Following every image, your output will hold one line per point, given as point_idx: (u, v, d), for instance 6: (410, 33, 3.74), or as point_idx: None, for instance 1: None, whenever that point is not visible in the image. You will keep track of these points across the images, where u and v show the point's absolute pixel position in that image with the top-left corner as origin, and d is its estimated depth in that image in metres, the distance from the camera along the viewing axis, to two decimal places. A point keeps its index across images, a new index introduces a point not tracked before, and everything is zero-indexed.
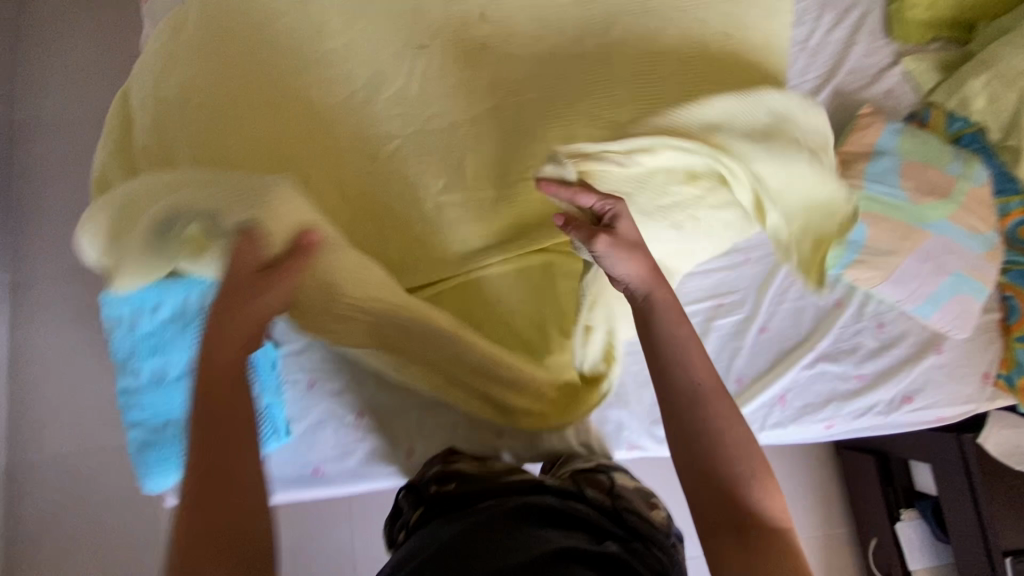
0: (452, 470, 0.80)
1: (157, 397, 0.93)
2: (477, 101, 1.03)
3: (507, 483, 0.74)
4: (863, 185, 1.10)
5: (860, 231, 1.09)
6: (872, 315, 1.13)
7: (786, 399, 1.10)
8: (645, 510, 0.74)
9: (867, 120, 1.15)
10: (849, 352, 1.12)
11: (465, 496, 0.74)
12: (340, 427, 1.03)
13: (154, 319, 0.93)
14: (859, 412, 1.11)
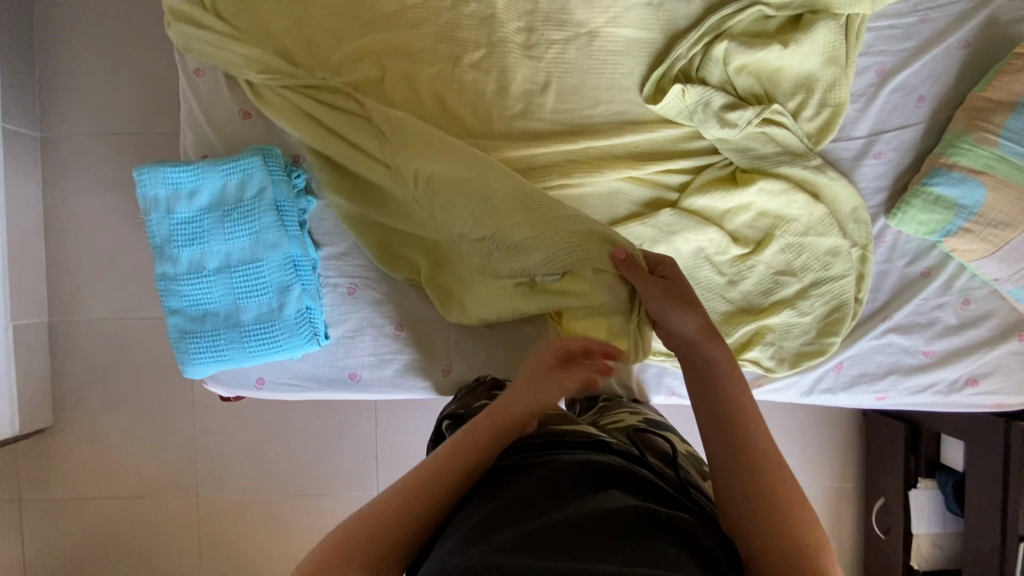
0: None
1: (195, 288, 0.89)
2: (565, 30, 0.99)
3: (566, 431, 0.70)
4: (996, 141, 0.94)
5: (977, 195, 0.95)
6: (959, 290, 1.03)
7: (842, 366, 1.04)
8: (701, 480, 0.73)
9: (1022, 62, 0.95)
10: (924, 326, 1.04)
11: (522, 436, 0.70)
12: (378, 335, 1.00)
13: (192, 206, 0.88)
14: (916, 388, 1.05)
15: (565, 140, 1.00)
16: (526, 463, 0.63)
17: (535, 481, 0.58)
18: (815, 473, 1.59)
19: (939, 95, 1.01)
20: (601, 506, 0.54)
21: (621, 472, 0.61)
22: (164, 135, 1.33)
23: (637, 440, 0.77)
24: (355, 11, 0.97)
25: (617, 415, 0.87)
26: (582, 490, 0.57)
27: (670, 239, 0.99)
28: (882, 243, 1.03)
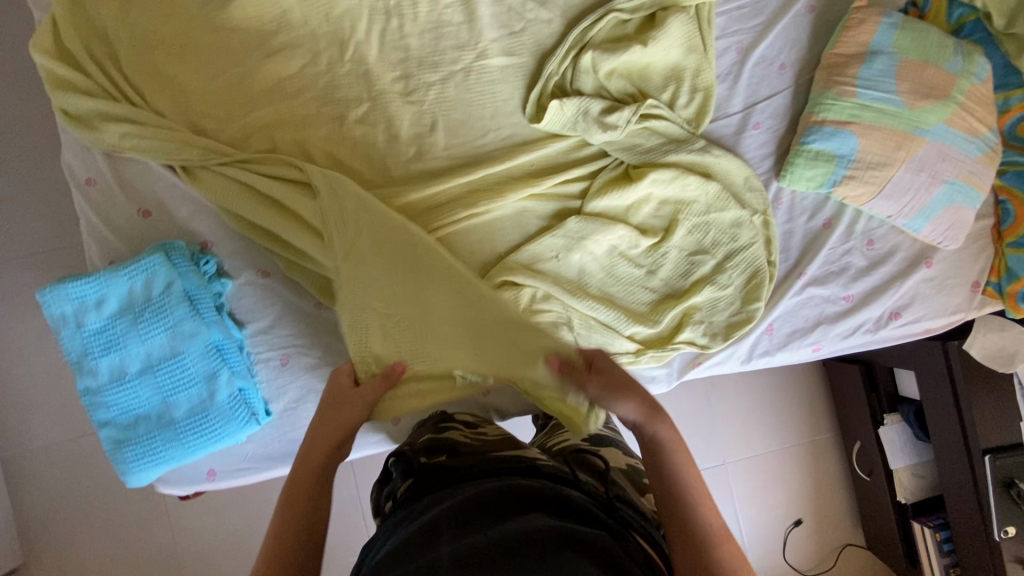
0: (448, 441, 0.78)
1: (121, 395, 0.88)
2: (439, 70, 1.03)
3: (502, 458, 0.72)
4: (854, 92, 1.00)
5: (851, 144, 1.01)
6: (861, 232, 1.08)
7: (773, 328, 1.08)
8: (635, 495, 0.76)
9: (861, 15, 1.02)
10: (838, 274, 1.08)
11: (459, 466, 0.71)
12: (320, 400, 1.00)
13: (102, 314, 0.87)
14: (846, 332, 1.09)
15: (462, 172, 1.03)
16: (459, 491, 0.64)
17: (467, 510, 0.59)
18: (790, 429, 1.64)
19: (798, 59, 1.08)
20: (521, 527, 0.55)
21: (547, 496, 0.62)
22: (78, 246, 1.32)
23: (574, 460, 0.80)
24: (234, 92, 1.00)
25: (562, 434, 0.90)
26: (516, 514, 0.58)
27: (580, 244, 1.03)
28: (781, 205, 1.08)
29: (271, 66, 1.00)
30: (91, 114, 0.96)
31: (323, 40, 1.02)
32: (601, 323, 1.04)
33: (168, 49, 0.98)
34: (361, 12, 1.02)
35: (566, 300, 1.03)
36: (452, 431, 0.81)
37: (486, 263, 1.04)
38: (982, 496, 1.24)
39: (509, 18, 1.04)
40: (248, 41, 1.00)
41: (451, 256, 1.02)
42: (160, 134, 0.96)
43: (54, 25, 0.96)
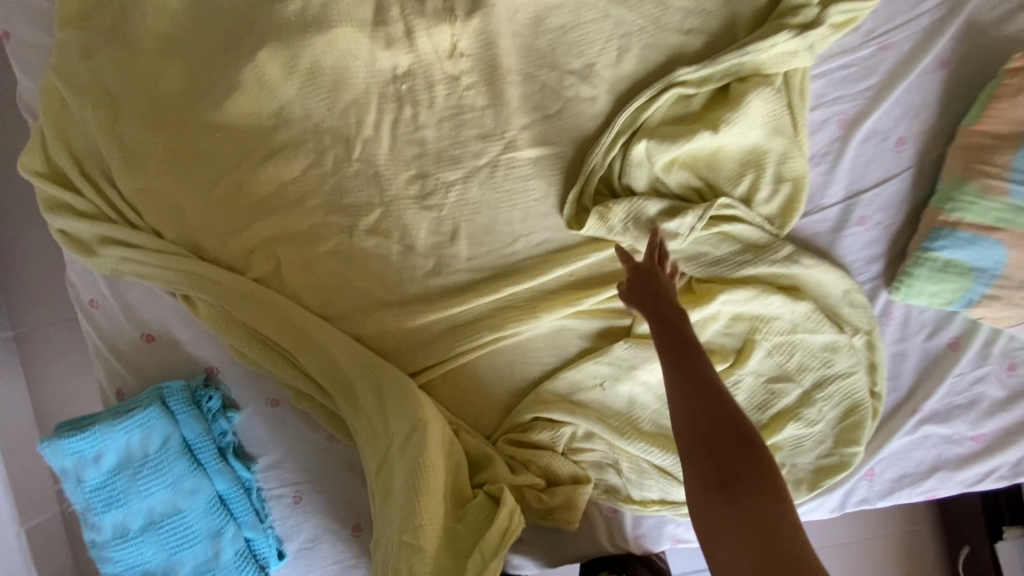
0: None
1: (125, 552, 0.82)
2: (460, 166, 0.87)
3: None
4: (1007, 186, 0.75)
5: (996, 255, 0.76)
6: (1001, 355, 0.84)
7: (875, 472, 0.87)
8: None
9: (1021, 78, 0.75)
10: (966, 407, 0.85)
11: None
12: (337, 541, 0.91)
13: (100, 469, 0.81)
14: (973, 479, 0.86)
15: (489, 285, 0.87)
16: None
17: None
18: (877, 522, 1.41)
19: (923, 132, 0.82)
20: None
21: None
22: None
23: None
24: (230, 203, 0.88)
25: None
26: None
27: (631, 373, 0.86)
28: (890, 320, 0.85)
29: (269, 173, 0.87)
30: (87, 237, 0.88)
31: (327, 136, 0.87)
32: (654, 467, 0.86)
33: (158, 158, 0.87)
34: (369, 102, 0.87)
35: (611, 439, 0.86)
36: None
37: (518, 391, 0.89)
38: None
39: (543, 98, 0.86)
40: (243, 143, 0.87)
41: (476, 385, 0.89)
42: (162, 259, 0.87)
43: (44, 140, 0.88)
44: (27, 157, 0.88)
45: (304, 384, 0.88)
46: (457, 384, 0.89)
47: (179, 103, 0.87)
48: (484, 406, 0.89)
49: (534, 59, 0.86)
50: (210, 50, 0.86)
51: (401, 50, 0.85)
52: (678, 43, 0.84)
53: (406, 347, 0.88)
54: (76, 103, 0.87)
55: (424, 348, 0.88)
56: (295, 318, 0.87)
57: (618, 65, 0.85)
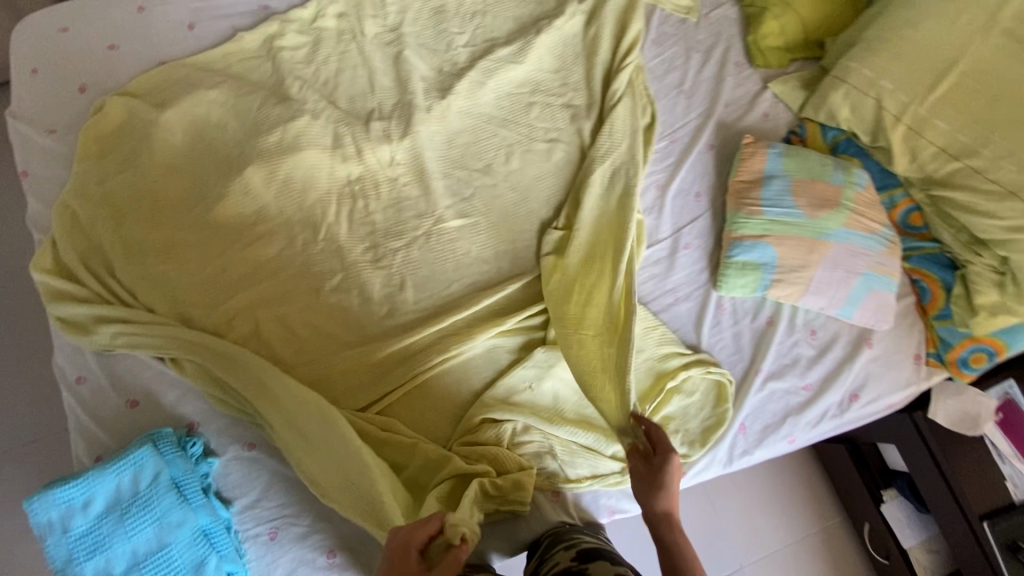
0: None
1: None
2: (402, 236, 1.17)
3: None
4: (761, 210, 1.16)
5: (770, 253, 1.15)
6: (803, 325, 1.19)
7: (745, 426, 1.13)
8: None
9: (752, 148, 1.22)
10: (792, 365, 1.17)
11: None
12: (312, 571, 0.98)
13: (88, 515, 0.89)
14: (815, 419, 1.15)
15: (432, 320, 1.12)
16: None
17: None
18: (796, 519, 1.61)
19: (709, 187, 1.25)
20: None
21: None
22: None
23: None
24: (216, 279, 1.10)
25: (555, 558, 0.87)
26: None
27: (551, 372, 1.11)
28: (724, 310, 1.19)
29: (248, 254, 1.11)
30: (83, 320, 1.04)
31: (297, 225, 1.14)
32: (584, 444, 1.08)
33: (158, 252, 1.09)
34: (330, 199, 1.17)
35: (544, 428, 1.07)
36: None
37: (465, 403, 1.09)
38: (996, 566, 1.21)
39: (459, 185, 1.22)
40: (229, 235, 1.12)
41: (428, 403, 1.08)
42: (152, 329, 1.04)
43: (55, 246, 1.09)
44: (38, 260, 1.07)
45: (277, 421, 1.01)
46: (413, 406, 1.07)
47: (179, 211, 1.12)
48: (438, 420, 1.07)
49: (450, 162, 1.23)
50: (206, 173, 1.15)
51: (353, 162, 1.19)
52: (546, 145, 1.26)
53: (369, 378, 1.07)
54: (90, 216, 1.10)
55: (384, 378, 1.07)
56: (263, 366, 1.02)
57: (507, 161, 1.24)
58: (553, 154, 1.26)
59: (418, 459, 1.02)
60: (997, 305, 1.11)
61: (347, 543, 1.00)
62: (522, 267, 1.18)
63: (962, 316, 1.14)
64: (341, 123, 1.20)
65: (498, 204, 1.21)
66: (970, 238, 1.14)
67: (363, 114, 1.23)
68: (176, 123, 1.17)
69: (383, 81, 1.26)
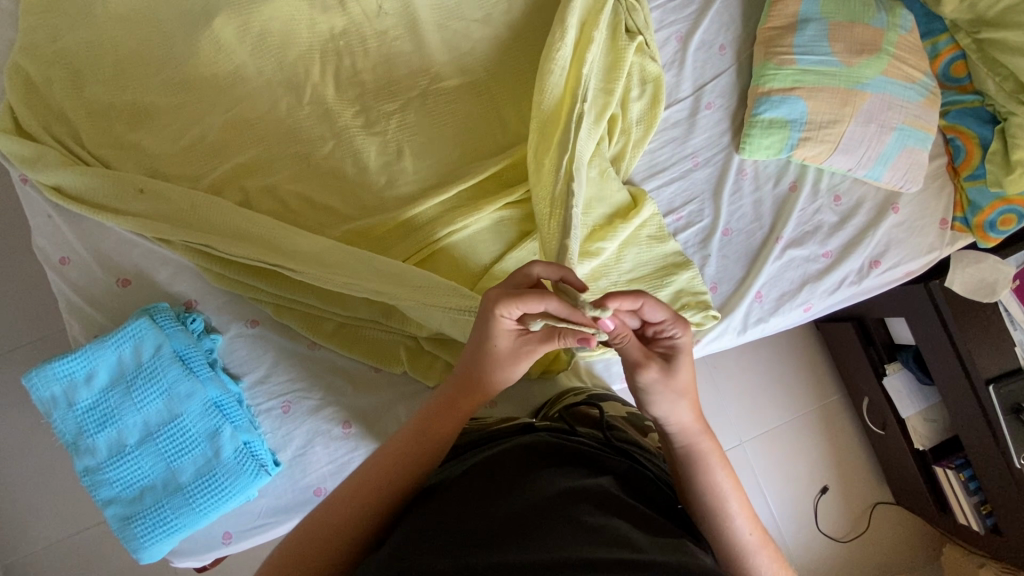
0: None
1: (122, 468, 0.87)
2: (396, 96, 1.06)
3: (496, 431, 0.78)
4: (793, 59, 1.06)
5: (800, 107, 1.06)
6: (827, 190, 1.12)
7: (762, 294, 1.09)
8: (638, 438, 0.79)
9: None
10: (814, 232, 1.11)
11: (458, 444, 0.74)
12: (328, 442, 0.97)
13: (92, 389, 0.87)
14: (833, 287, 1.11)
15: (435, 188, 1.04)
16: (481, 453, 0.68)
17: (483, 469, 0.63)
18: (796, 398, 1.64)
19: (735, 38, 1.13)
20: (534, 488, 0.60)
21: (544, 463, 0.64)
22: (42, 336, 1.23)
23: (570, 419, 0.81)
24: (196, 146, 1.00)
25: (565, 403, 0.87)
26: (531, 472, 0.62)
27: None
28: (746, 175, 1.10)
29: (227, 119, 1.01)
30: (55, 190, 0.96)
31: (279, 87, 1.03)
32: None
33: (127, 118, 1.00)
34: (313, 56, 1.05)
35: None
36: None
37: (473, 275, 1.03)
38: (995, 426, 1.25)
39: (456, 39, 1.10)
40: (205, 98, 1.01)
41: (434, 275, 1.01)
42: (140, 199, 0.96)
43: (11, 110, 0.98)
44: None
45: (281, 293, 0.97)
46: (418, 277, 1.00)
47: (145, 71, 1.01)
48: None
49: (445, 13, 1.10)
50: (170, 25, 1.02)
51: (336, 13, 1.06)
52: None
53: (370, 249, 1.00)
54: (44, 80, 0.98)
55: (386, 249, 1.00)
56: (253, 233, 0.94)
57: (508, 15, 1.13)
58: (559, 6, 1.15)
59: (427, 330, 0.97)
60: None
61: (358, 416, 0.98)
62: (529, 132, 1.08)
63: (996, 174, 1.08)
64: None
65: (500, 63, 1.11)
66: (1015, 87, 1.06)
67: None
68: None
69: None
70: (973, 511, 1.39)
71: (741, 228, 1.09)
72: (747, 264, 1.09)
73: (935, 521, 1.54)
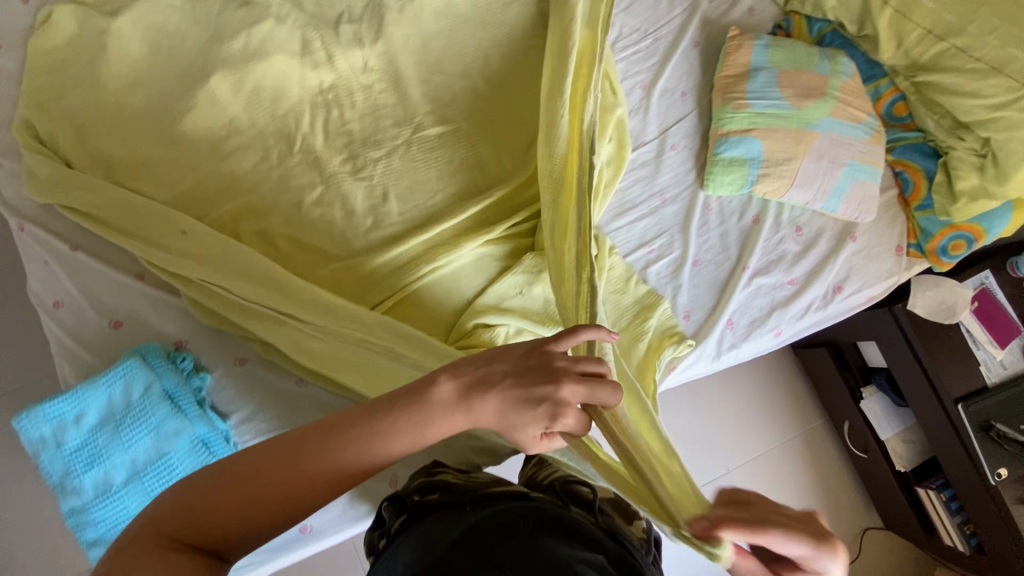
0: (439, 481, 0.82)
1: (107, 509, 0.87)
2: (381, 144, 1.13)
3: (494, 492, 0.76)
4: (748, 103, 1.15)
5: (756, 147, 1.14)
6: (788, 221, 1.19)
7: (733, 321, 1.14)
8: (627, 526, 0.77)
9: (737, 41, 1.19)
10: (779, 261, 1.17)
11: (456, 502, 0.76)
12: None
13: (81, 429, 0.89)
14: (800, 313, 1.16)
15: (418, 227, 1.09)
16: (479, 515, 0.69)
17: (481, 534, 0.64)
18: (780, 424, 1.67)
19: (695, 86, 1.23)
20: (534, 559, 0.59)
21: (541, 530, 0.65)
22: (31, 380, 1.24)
23: (566, 495, 0.78)
24: (191, 194, 1.06)
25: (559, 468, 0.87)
26: (530, 542, 0.62)
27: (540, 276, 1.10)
28: (711, 209, 1.18)
29: (220, 167, 1.07)
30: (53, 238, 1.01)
31: (271, 137, 1.10)
32: None
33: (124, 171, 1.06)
34: (303, 108, 1.12)
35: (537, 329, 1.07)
36: (446, 474, 0.85)
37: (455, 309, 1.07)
38: (967, 444, 1.28)
39: (437, 90, 1.18)
40: (200, 149, 1.07)
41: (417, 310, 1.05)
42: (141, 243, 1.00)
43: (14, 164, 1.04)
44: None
45: (268, 330, 1.00)
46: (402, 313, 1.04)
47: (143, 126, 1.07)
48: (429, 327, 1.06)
49: (427, 68, 1.19)
50: (169, 84, 1.09)
51: (325, 69, 1.14)
52: (523, 52, 1.24)
53: (356, 286, 1.04)
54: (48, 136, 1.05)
55: (371, 286, 1.04)
56: (242, 274, 0.97)
57: (485, 67, 1.22)
58: (532, 60, 1.24)
59: None
60: (977, 189, 1.12)
61: None
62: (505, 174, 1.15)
63: (943, 204, 1.16)
64: (308, 27, 1.15)
65: (478, 111, 1.19)
66: (953, 124, 1.15)
67: (331, 18, 1.17)
68: (132, 29, 1.10)
69: None
70: (957, 530, 1.41)
71: (709, 259, 1.16)
72: (717, 293, 1.14)
73: (925, 545, 1.54)
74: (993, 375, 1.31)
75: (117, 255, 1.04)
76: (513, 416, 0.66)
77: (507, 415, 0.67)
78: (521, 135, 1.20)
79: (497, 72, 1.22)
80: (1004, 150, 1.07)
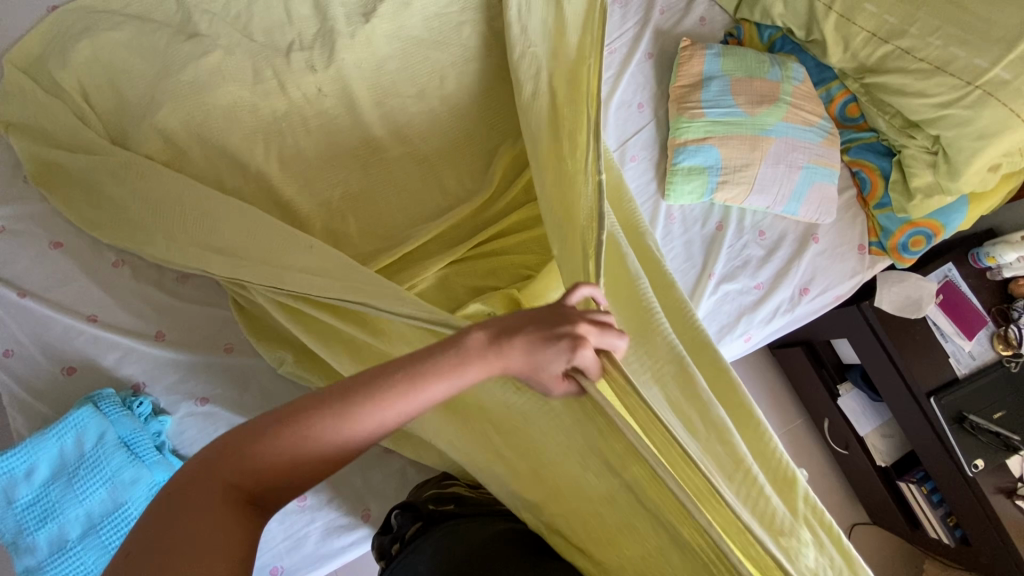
0: (452, 493, 0.85)
1: (63, 566, 0.84)
2: (339, 170, 1.12)
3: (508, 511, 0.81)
4: (702, 112, 1.16)
5: (714, 155, 1.15)
6: (751, 226, 1.20)
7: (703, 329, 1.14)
8: None
9: (689, 52, 1.21)
10: (743, 266, 1.18)
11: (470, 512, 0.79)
12: (283, 518, 0.95)
13: (33, 484, 0.85)
14: (768, 317, 1.17)
15: (379, 252, 1.08)
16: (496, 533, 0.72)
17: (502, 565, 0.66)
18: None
19: (652, 97, 1.24)
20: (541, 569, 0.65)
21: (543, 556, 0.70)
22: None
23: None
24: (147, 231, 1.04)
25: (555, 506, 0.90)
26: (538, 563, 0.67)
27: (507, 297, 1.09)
28: (674, 218, 1.18)
29: None
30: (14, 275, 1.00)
31: (225, 169, 1.08)
32: None
33: (76, 214, 1.03)
34: (257, 138, 1.10)
35: None
36: (455, 486, 0.88)
37: None
38: (942, 435, 1.29)
39: (394, 112, 1.18)
40: None
41: None
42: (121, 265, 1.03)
43: None
44: None
45: None
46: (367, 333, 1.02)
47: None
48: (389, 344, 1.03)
49: (382, 91, 1.18)
50: (119, 122, 1.07)
51: (277, 97, 1.13)
52: (479, 69, 1.24)
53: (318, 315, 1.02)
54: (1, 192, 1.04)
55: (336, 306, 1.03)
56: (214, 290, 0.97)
57: (442, 87, 1.22)
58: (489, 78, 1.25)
59: None
60: (932, 185, 1.14)
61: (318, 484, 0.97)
62: (467, 193, 1.15)
63: (900, 201, 1.18)
64: (258, 56, 1.14)
65: (437, 131, 1.19)
66: (903, 123, 1.17)
67: (282, 46, 1.16)
68: (77, 67, 1.08)
69: (301, 10, 1.19)
70: (940, 523, 1.42)
71: (675, 267, 1.16)
72: (686, 301, 1.14)
73: (912, 538, 1.55)
74: (962, 366, 1.33)
75: (69, 299, 1.01)
76: (537, 358, 0.59)
77: (530, 356, 0.59)
78: (481, 153, 1.20)
79: (453, 91, 1.22)
80: (953, 147, 1.09)
